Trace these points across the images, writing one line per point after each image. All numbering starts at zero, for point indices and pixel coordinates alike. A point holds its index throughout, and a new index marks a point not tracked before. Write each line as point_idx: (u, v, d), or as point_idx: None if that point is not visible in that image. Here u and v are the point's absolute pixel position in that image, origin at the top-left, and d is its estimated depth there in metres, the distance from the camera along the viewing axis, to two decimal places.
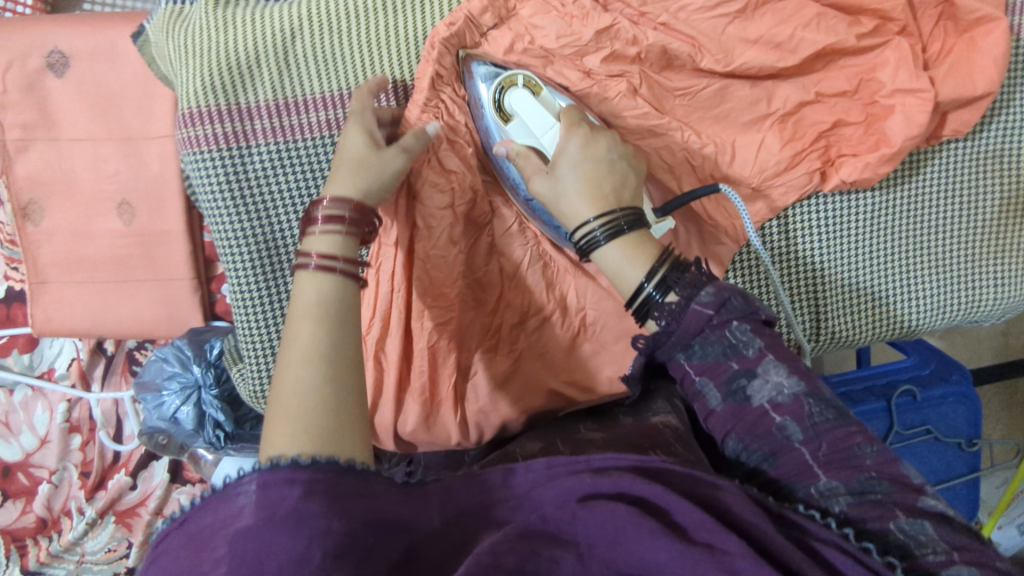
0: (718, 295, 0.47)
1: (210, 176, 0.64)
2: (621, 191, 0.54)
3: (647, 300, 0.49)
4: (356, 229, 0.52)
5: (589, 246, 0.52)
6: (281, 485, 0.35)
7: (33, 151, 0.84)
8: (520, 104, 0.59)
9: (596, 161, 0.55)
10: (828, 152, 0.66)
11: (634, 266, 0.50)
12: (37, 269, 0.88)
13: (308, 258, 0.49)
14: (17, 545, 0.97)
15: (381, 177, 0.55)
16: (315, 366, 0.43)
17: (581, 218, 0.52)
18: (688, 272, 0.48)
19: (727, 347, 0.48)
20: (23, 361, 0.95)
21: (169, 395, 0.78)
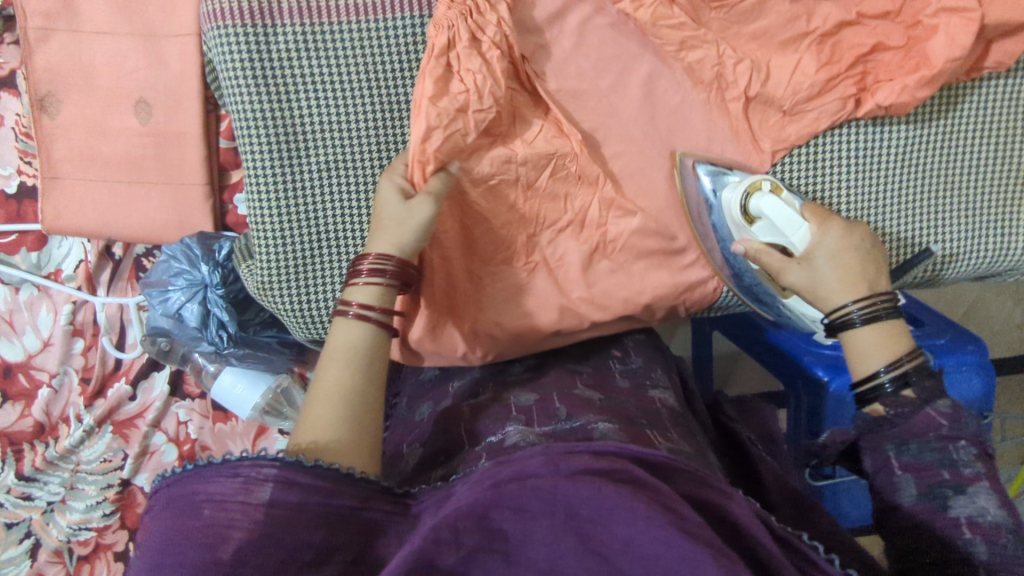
0: (954, 409, 0.51)
1: (232, 53, 0.62)
2: (878, 279, 0.57)
3: (876, 387, 0.53)
4: (396, 280, 0.58)
5: (842, 325, 0.56)
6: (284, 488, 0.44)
7: (54, 42, 0.83)
8: (768, 207, 0.61)
9: (852, 250, 0.58)
10: (865, 79, 0.65)
11: (879, 352, 0.54)
12: (50, 163, 0.87)
13: (348, 305, 0.57)
14: (13, 448, 0.97)
15: (419, 232, 0.59)
16: (344, 403, 0.52)
17: (835, 301, 0.56)
18: (930, 377, 0.52)
19: (944, 458, 0.49)
20: (31, 260, 0.94)
21: (175, 291, 0.78)
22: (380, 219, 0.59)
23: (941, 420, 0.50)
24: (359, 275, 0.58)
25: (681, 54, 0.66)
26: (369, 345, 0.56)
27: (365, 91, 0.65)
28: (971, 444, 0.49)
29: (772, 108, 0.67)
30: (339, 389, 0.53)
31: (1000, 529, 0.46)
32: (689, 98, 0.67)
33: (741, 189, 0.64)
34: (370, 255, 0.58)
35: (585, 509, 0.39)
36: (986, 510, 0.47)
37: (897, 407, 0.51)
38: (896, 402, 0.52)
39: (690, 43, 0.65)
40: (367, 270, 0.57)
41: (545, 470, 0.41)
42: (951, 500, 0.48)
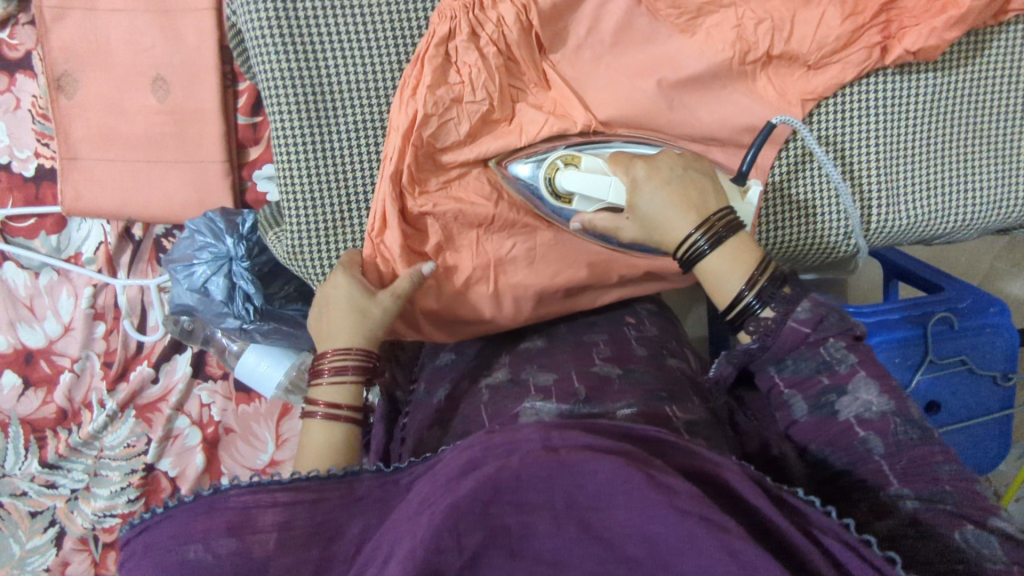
0: (814, 312, 0.50)
1: (260, 14, 0.62)
2: (708, 199, 0.56)
3: (746, 309, 0.51)
4: (362, 376, 0.60)
5: (694, 257, 0.54)
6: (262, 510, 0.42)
7: (69, 20, 0.83)
8: (573, 184, 0.60)
9: (669, 184, 0.57)
10: (890, 27, 0.63)
11: (734, 275, 0.53)
12: (69, 144, 0.87)
13: (315, 407, 0.58)
14: (36, 436, 0.96)
15: (380, 322, 0.62)
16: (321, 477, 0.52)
17: (681, 234, 0.55)
18: (784, 288, 0.51)
19: (820, 364, 0.50)
20: (51, 243, 0.94)
21: (199, 265, 0.78)
22: (336, 316, 0.61)
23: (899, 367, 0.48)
24: (323, 375, 0.59)
25: (698, 21, 0.64)
26: (344, 439, 0.57)
27: (393, 50, 0.65)
28: (840, 338, 0.50)
29: (796, 64, 0.65)
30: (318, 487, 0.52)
31: (887, 418, 0.47)
32: (712, 66, 0.64)
33: (547, 168, 0.62)
34: (330, 353, 0.60)
35: (583, 494, 0.34)
36: (870, 403, 0.48)
37: (761, 330, 0.51)
38: (756, 325, 0.51)
39: (706, 8, 0.64)
40: (329, 368, 0.59)
41: (536, 442, 0.37)
42: (836, 403, 0.49)
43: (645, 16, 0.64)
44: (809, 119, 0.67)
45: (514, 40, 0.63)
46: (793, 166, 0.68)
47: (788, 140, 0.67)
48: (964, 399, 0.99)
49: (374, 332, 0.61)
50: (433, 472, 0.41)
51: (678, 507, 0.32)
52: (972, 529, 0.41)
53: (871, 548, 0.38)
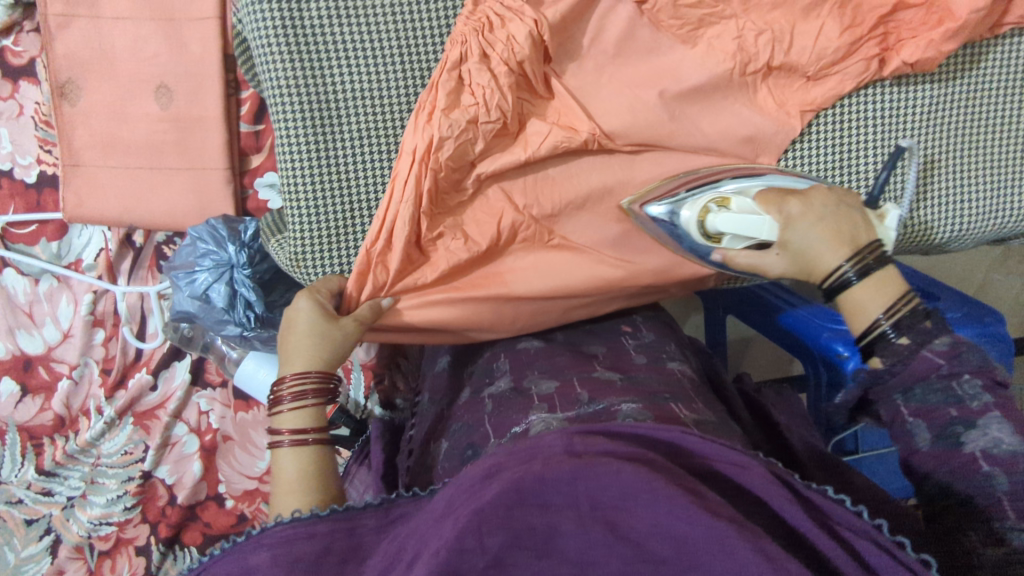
0: (954, 346, 0.49)
1: (265, 22, 0.62)
2: (858, 233, 0.55)
3: (880, 336, 0.51)
4: (323, 397, 0.61)
5: (839, 288, 0.54)
6: (302, 540, 0.43)
7: (74, 28, 0.83)
8: (725, 223, 0.60)
9: (824, 218, 0.56)
10: (888, 39, 0.64)
11: (879, 299, 0.52)
12: (71, 151, 0.87)
13: (281, 435, 0.58)
14: (33, 443, 0.96)
15: (341, 346, 0.63)
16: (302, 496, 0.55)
17: (828, 265, 0.54)
18: (924, 322, 0.50)
19: (950, 397, 0.47)
20: (51, 250, 0.94)
21: (201, 272, 0.77)
22: (296, 342, 0.62)
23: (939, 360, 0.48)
24: (283, 403, 0.60)
25: (698, 32, 0.65)
26: (316, 459, 0.57)
27: (397, 60, 0.65)
28: (975, 375, 0.47)
29: (795, 75, 0.66)
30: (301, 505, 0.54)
31: (1018, 457, 0.44)
32: (713, 76, 0.65)
33: (696, 209, 0.63)
34: (288, 378, 0.60)
35: (607, 494, 0.35)
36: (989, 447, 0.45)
37: (892, 356, 0.50)
38: (889, 350, 0.50)
39: (709, 19, 0.65)
40: (289, 395, 0.60)
41: (560, 452, 0.39)
42: (964, 437, 0.46)
43: (648, 27, 0.65)
44: (808, 128, 0.67)
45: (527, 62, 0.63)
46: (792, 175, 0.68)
47: (787, 150, 0.67)
48: None
49: (334, 356, 0.63)
50: (454, 483, 0.42)
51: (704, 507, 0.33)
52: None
53: (887, 536, 0.39)
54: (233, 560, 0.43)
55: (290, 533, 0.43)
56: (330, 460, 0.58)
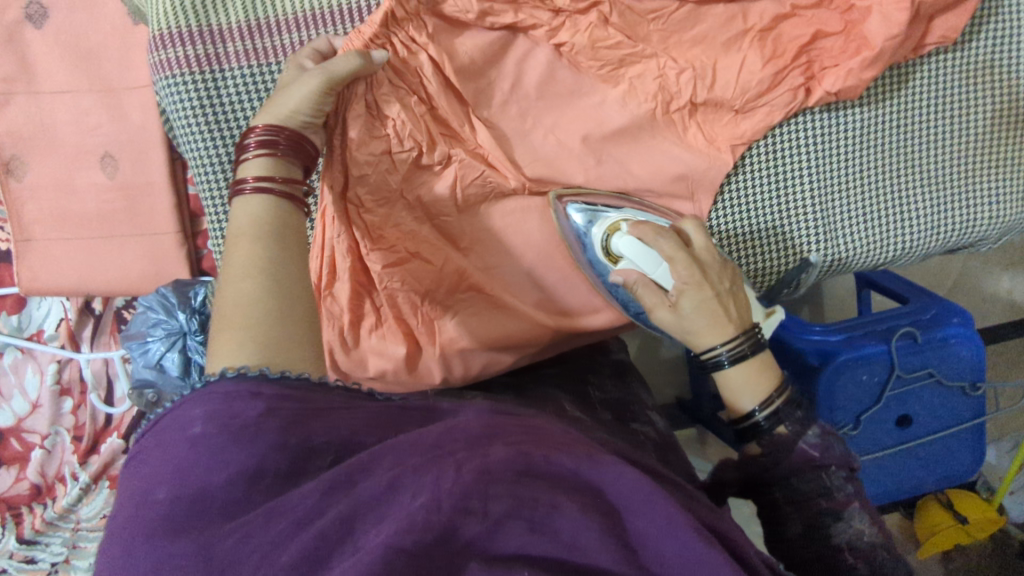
0: (823, 439, 0.55)
1: (184, 103, 0.61)
2: (738, 313, 0.59)
3: (755, 425, 0.56)
4: (290, 152, 0.53)
5: (715, 365, 0.57)
6: (244, 399, 0.38)
7: (13, 105, 0.83)
8: (628, 249, 0.62)
9: (710, 294, 0.58)
10: (811, 68, 0.65)
11: (753, 391, 0.57)
12: (22, 226, 0.87)
13: (243, 182, 0.51)
14: (11, 513, 0.96)
15: (296, 102, 0.54)
16: (255, 279, 0.45)
17: (706, 343, 0.58)
18: (799, 411, 0.56)
19: (823, 483, 0.54)
20: (12, 323, 0.94)
21: (154, 342, 0.78)
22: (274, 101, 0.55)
23: (812, 452, 0.54)
24: (246, 152, 0.52)
25: (620, 71, 0.66)
26: (282, 216, 0.50)
27: None
28: (840, 469, 0.54)
29: (723, 109, 0.66)
30: (249, 266, 0.46)
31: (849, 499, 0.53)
32: (638, 118, 0.66)
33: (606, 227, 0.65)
34: (256, 129, 0.53)
35: (609, 491, 0.36)
36: (862, 533, 0.52)
37: (771, 446, 0.55)
38: (768, 441, 0.55)
39: (630, 59, 0.65)
40: (254, 144, 0.52)
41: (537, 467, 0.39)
42: (831, 527, 0.53)
43: (567, 68, 0.66)
44: (739, 161, 0.68)
45: (434, 92, 0.64)
46: (730, 206, 0.70)
47: (724, 181, 0.69)
48: (934, 409, 1.01)
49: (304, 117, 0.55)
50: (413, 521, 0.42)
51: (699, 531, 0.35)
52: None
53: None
54: (174, 416, 0.39)
55: (232, 391, 0.38)
56: (291, 216, 0.51)
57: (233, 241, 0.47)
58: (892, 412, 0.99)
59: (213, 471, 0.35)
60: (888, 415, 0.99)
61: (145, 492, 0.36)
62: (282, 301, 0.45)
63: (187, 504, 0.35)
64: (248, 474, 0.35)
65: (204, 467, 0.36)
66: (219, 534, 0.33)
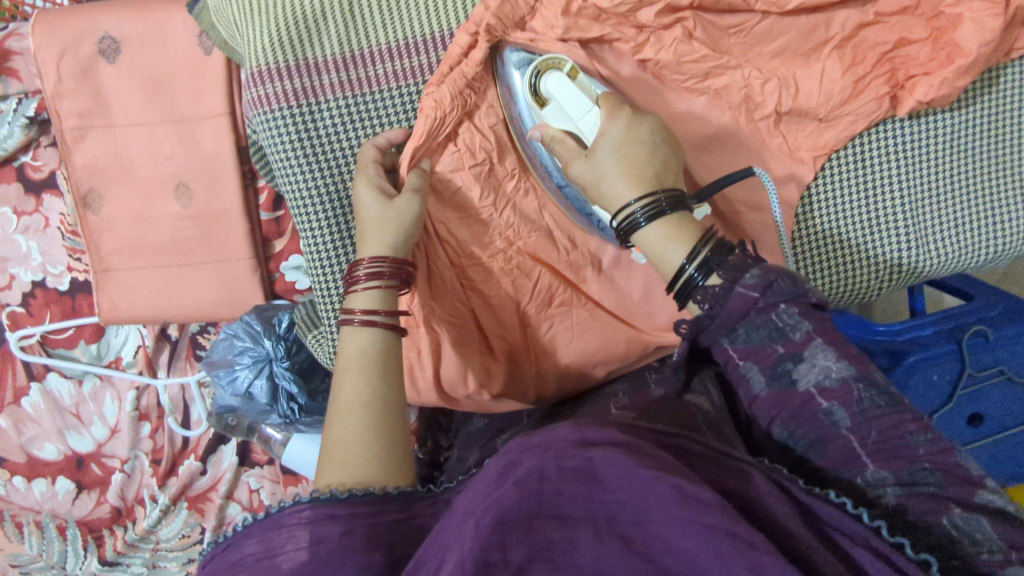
0: (764, 277, 0.48)
1: (281, 135, 0.64)
2: (663, 174, 0.56)
3: (687, 281, 0.50)
4: (394, 280, 0.58)
5: (630, 228, 0.54)
6: (326, 522, 0.42)
7: (90, 139, 0.84)
8: (556, 87, 0.60)
9: (636, 144, 0.57)
10: (896, 75, 0.65)
11: (677, 243, 0.52)
12: (100, 257, 0.89)
13: (351, 314, 0.56)
14: (93, 535, 0.98)
15: (405, 225, 0.59)
16: (360, 412, 0.50)
17: (620, 204, 0.55)
18: (732, 256, 0.49)
19: (774, 331, 0.48)
20: (91, 351, 0.96)
21: (242, 369, 0.80)
22: (366, 224, 0.59)
23: (752, 293, 0.47)
24: (358, 282, 0.57)
25: (705, 83, 0.66)
26: (379, 349, 0.55)
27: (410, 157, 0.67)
28: (794, 306, 0.48)
29: (807, 118, 0.67)
30: (354, 401, 0.51)
31: (849, 385, 0.46)
32: (724, 126, 0.67)
33: (539, 67, 0.62)
34: (365, 260, 0.57)
35: (624, 511, 0.37)
36: (828, 369, 0.46)
37: (708, 296, 0.49)
38: (704, 292, 0.49)
39: (716, 70, 0.65)
40: (363, 276, 0.57)
41: (571, 437, 0.40)
42: (794, 372, 0.48)
43: (652, 81, 0.66)
44: (823, 171, 0.69)
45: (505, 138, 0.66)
46: (815, 216, 0.70)
47: (808, 192, 0.69)
48: (1006, 406, 0.98)
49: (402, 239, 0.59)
50: (475, 481, 0.43)
51: (706, 524, 0.34)
52: (958, 512, 0.39)
53: (884, 541, 0.38)
54: (253, 542, 0.42)
55: (315, 516, 0.42)
56: (393, 348, 0.55)
57: (338, 374, 0.53)
58: (964, 410, 0.97)
59: None
60: (960, 413, 0.98)
61: None
62: (382, 430, 0.50)
63: None
64: None
65: None
66: None
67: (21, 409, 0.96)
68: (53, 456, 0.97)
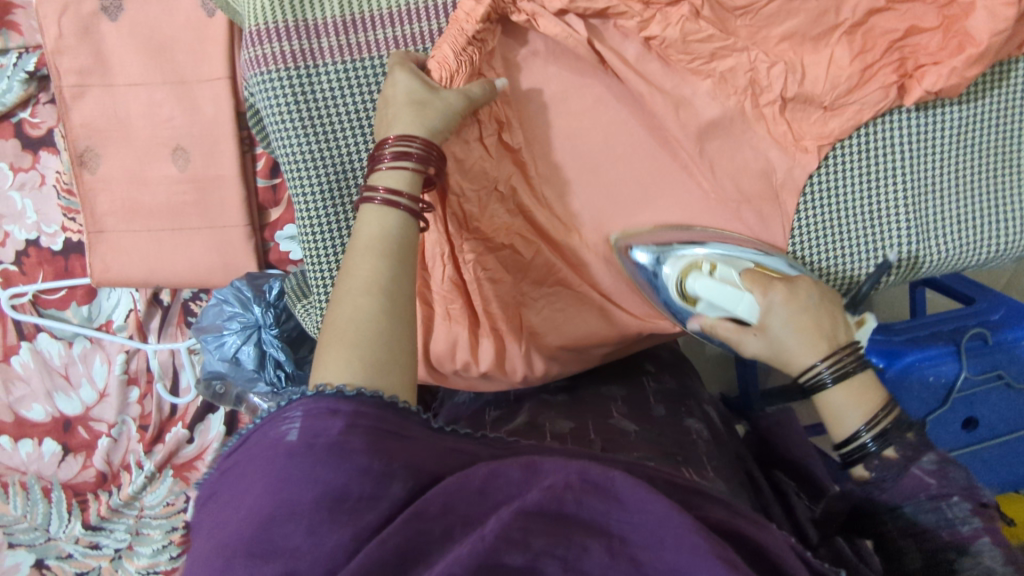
0: (940, 464, 0.48)
1: (277, 96, 0.63)
2: (836, 329, 0.53)
3: (861, 447, 0.49)
4: (422, 166, 0.55)
5: (813, 386, 0.51)
6: (326, 416, 0.39)
7: (88, 97, 0.84)
8: (701, 286, 0.61)
9: (802, 309, 0.53)
10: (905, 65, 0.63)
11: (857, 406, 0.50)
12: (95, 218, 0.88)
13: (375, 193, 0.53)
14: (79, 499, 0.97)
15: (443, 117, 0.57)
16: (374, 297, 0.47)
17: (804, 361, 0.51)
18: (909, 433, 0.49)
19: (930, 497, 0.47)
20: (82, 313, 0.96)
21: (229, 335, 0.80)
22: (398, 109, 0.57)
23: (928, 479, 0.48)
24: (382, 162, 0.54)
25: (711, 64, 0.64)
26: (399, 236, 0.51)
27: None
28: (963, 495, 0.47)
29: (812, 104, 0.65)
30: (368, 282, 0.48)
31: (979, 535, 0.45)
32: (728, 110, 0.65)
33: (679, 268, 0.65)
34: (392, 138, 0.55)
35: (635, 533, 0.36)
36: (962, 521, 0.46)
37: (883, 469, 0.49)
38: (879, 465, 0.49)
39: (721, 52, 0.63)
40: (390, 155, 0.54)
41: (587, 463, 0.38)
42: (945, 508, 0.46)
43: (657, 61, 0.65)
44: (828, 159, 0.67)
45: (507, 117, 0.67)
46: (818, 206, 0.68)
47: (813, 181, 0.68)
48: (1001, 412, 0.97)
49: (437, 130, 0.57)
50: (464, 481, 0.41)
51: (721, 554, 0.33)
52: None
53: None
54: (265, 433, 0.40)
55: (314, 408, 0.40)
56: (412, 236, 0.52)
57: (354, 255, 0.49)
58: (959, 414, 0.95)
59: (299, 490, 0.37)
60: (955, 418, 0.95)
61: (241, 492, 0.39)
62: (393, 322, 0.46)
63: (276, 523, 0.36)
64: (334, 492, 0.37)
65: (291, 490, 0.37)
66: (304, 558, 0.35)
67: (11, 367, 0.96)
68: (40, 417, 0.97)
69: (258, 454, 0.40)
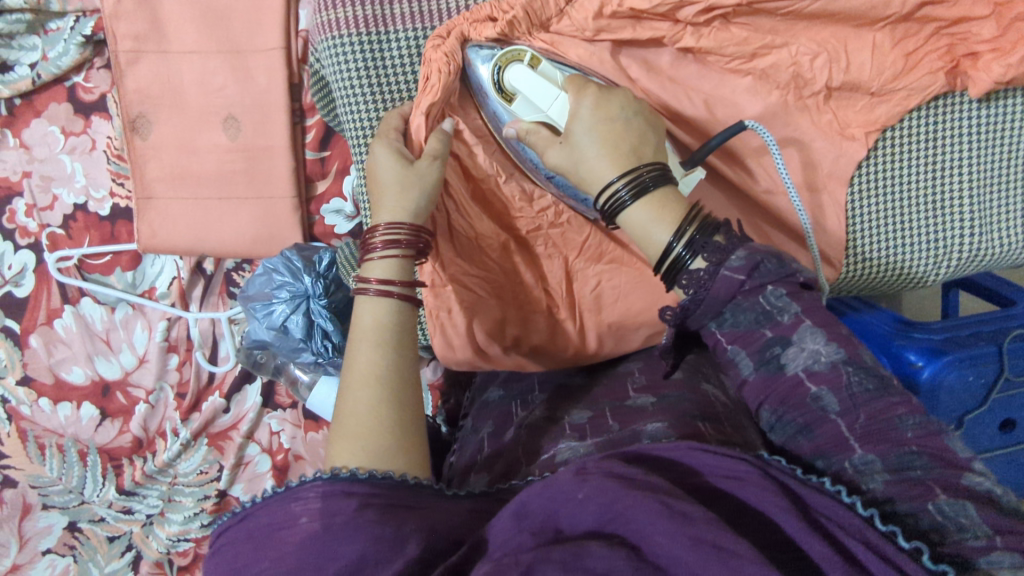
0: (749, 258, 0.46)
1: (347, 60, 0.63)
2: (641, 147, 0.53)
3: (676, 260, 0.48)
4: (412, 250, 0.56)
5: (614, 207, 0.51)
6: (339, 498, 0.40)
7: (143, 63, 0.84)
8: (519, 81, 0.58)
9: (608, 121, 0.53)
10: (954, 51, 0.63)
11: (661, 222, 0.49)
12: (144, 184, 0.89)
13: (367, 283, 0.54)
14: (113, 464, 0.98)
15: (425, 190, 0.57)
16: (372, 387, 0.49)
17: (603, 183, 0.51)
18: (715, 236, 0.47)
19: (760, 314, 0.46)
20: (126, 279, 0.97)
21: (279, 304, 0.80)
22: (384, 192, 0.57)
23: (737, 275, 0.45)
24: (374, 250, 0.56)
25: (751, 63, 0.63)
26: (395, 320, 0.53)
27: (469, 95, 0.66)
28: (780, 286, 0.46)
29: (858, 92, 0.64)
30: (367, 373, 0.50)
31: (838, 370, 0.42)
32: (770, 105, 0.64)
33: (501, 59, 0.60)
34: (382, 225, 0.55)
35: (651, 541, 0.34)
36: (816, 353, 0.43)
37: (693, 281, 0.46)
38: (688, 276, 0.47)
39: (760, 51, 0.62)
40: (380, 242, 0.55)
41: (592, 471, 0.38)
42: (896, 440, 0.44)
43: (694, 65, 0.64)
44: (887, 145, 0.67)
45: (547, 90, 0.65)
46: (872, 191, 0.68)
47: (871, 166, 0.67)
48: None
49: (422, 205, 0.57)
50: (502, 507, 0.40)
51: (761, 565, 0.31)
52: (946, 497, 0.36)
53: (874, 531, 0.35)
54: (268, 511, 0.41)
55: (326, 490, 0.41)
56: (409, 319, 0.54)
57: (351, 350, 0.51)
58: (996, 416, 0.94)
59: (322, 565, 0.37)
60: (992, 420, 0.94)
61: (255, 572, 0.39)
62: (389, 410, 0.48)
63: None
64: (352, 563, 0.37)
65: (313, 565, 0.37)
66: None
67: (53, 331, 0.97)
68: (79, 380, 0.97)
69: (254, 558, 0.39)
